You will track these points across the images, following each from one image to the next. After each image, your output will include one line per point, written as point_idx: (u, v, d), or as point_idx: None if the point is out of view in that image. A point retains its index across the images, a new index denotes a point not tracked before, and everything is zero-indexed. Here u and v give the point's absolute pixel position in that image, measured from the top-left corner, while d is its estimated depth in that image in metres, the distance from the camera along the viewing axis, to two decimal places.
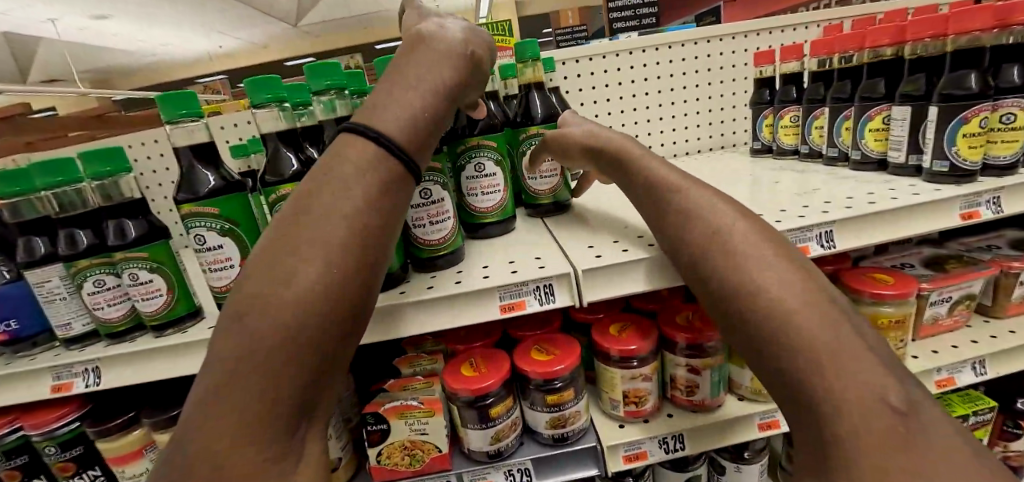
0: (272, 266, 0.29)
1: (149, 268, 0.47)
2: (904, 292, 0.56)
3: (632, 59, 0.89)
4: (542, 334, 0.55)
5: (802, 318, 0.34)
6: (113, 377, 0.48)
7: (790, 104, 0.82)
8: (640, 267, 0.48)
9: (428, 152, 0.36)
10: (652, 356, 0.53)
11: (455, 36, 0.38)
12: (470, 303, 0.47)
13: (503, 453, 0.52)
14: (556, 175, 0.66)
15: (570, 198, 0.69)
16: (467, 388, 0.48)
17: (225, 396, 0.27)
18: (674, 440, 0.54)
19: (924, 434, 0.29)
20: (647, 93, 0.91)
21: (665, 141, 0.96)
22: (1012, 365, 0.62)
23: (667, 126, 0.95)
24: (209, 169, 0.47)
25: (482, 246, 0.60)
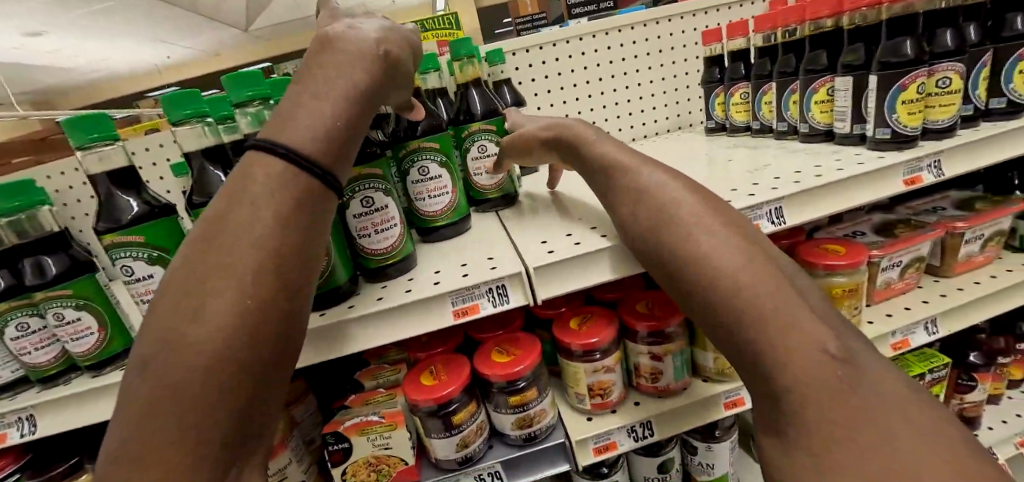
0: (186, 294, 0.28)
1: (75, 305, 0.44)
2: (855, 261, 0.56)
3: (583, 45, 0.88)
4: (502, 335, 0.55)
5: (751, 293, 0.33)
6: (48, 424, 0.45)
7: (740, 80, 0.83)
8: (591, 261, 0.48)
9: (343, 163, 0.35)
10: (614, 346, 0.53)
11: (368, 36, 0.38)
12: (424, 310, 0.46)
13: (473, 458, 0.51)
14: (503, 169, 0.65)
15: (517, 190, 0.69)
16: (428, 398, 0.47)
17: (145, 434, 0.26)
18: (642, 427, 0.54)
19: (873, 388, 0.29)
20: (601, 79, 0.91)
21: (622, 126, 0.96)
22: (963, 321, 0.64)
23: (623, 111, 0.94)
24: (130, 194, 0.44)
25: (436, 250, 0.58)
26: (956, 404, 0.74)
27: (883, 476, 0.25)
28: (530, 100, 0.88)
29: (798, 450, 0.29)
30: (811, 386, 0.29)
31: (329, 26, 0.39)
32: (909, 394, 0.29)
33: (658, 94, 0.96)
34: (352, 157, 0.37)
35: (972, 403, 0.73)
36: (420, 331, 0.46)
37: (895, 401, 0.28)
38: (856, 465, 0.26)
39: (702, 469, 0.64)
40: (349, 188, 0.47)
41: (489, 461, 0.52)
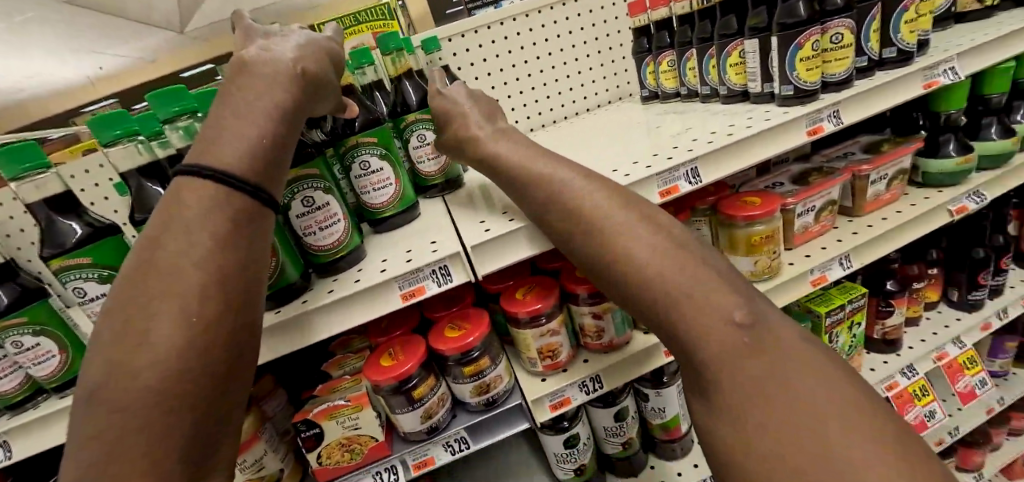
0: (131, 321, 0.30)
1: (33, 332, 0.45)
2: (769, 210, 0.62)
3: (517, 26, 0.90)
4: (456, 311, 0.59)
5: (665, 278, 0.37)
6: (22, 449, 0.47)
7: (665, 49, 0.87)
8: (524, 234, 0.52)
9: (273, 175, 0.38)
10: (557, 310, 0.57)
11: (284, 58, 0.41)
12: (373, 297, 0.49)
13: (439, 429, 0.56)
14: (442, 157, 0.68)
15: (460, 174, 0.72)
16: (387, 378, 0.51)
17: (104, 457, 0.27)
18: (592, 381, 0.59)
19: (774, 345, 0.33)
20: (538, 57, 0.93)
21: (565, 102, 0.99)
22: (873, 254, 0.71)
23: (563, 87, 0.98)
24: (71, 218, 0.45)
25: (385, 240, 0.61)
26: (878, 329, 0.83)
27: (784, 421, 0.29)
28: (471, 84, 0.90)
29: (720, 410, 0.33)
30: (725, 358, 0.33)
31: (245, 48, 0.41)
32: (803, 344, 0.33)
33: (596, 68, 0.99)
34: (285, 165, 0.39)
35: (891, 326, 0.82)
36: (371, 316, 0.49)
37: (791, 352, 0.32)
38: (763, 421, 0.30)
39: (655, 413, 0.71)
40: (290, 190, 0.49)
41: (455, 429, 0.56)
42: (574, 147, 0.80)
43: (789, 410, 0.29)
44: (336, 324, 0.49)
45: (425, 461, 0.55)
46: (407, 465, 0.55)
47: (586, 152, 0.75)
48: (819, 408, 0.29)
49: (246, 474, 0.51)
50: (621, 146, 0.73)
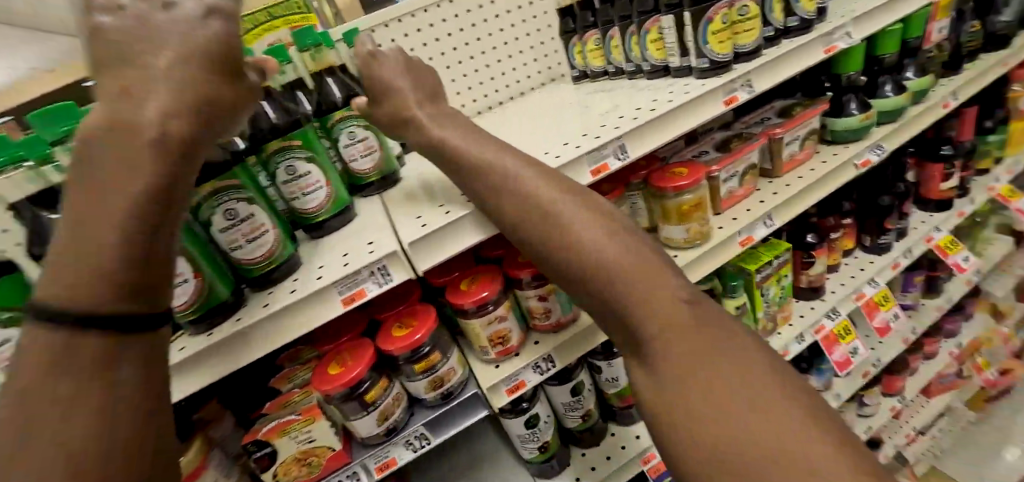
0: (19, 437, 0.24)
1: None
2: (695, 179, 0.65)
3: (443, 11, 0.87)
4: (402, 310, 0.58)
5: (621, 271, 0.38)
6: None
7: (590, 28, 0.88)
8: (461, 225, 0.53)
9: None
10: (503, 296, 0.58)
11: None
12: (310, 306, 0.48)
13: (398, 428, 0.56)
14: (376, 153, 0.66)
15: (397, 170, 0.71)
16: (337, 386, 0.50)
17: None
18: (544, 362, 0.61)
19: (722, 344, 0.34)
20: (467, 43, 0.92)
21: (499, 87, 0.99)
22: (792, 211, 0.77)
23: (496, 72, 0.97)
24: None
25: (321, 245, 0.60)
26: (804, 278, 0.89)
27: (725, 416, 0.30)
28: None
29: (666, 400, 0.34)
30: (675, 350, 0.34)
31: None
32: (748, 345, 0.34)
33: (526, 50, 0.99)
34: None
35: (815, 275, 0.89)
36: (311, 325, 0.48)
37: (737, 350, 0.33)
38: (704, 413, 0.31)
39: (609, 384, 0.74)
40: (209, 203, 0.46)
41: (414, 427, 0.56)
42: (510, 133, 0.80)
43: (734, 402, 0.30)
44: (274, 338, 0.47)
45: (386, 464, 0.55)
46: (369, 469, 0.55)
47: (521, 136, 0.76)
48: (765, 399, 0.30)
49: None
50: (553, 127, 0.74)
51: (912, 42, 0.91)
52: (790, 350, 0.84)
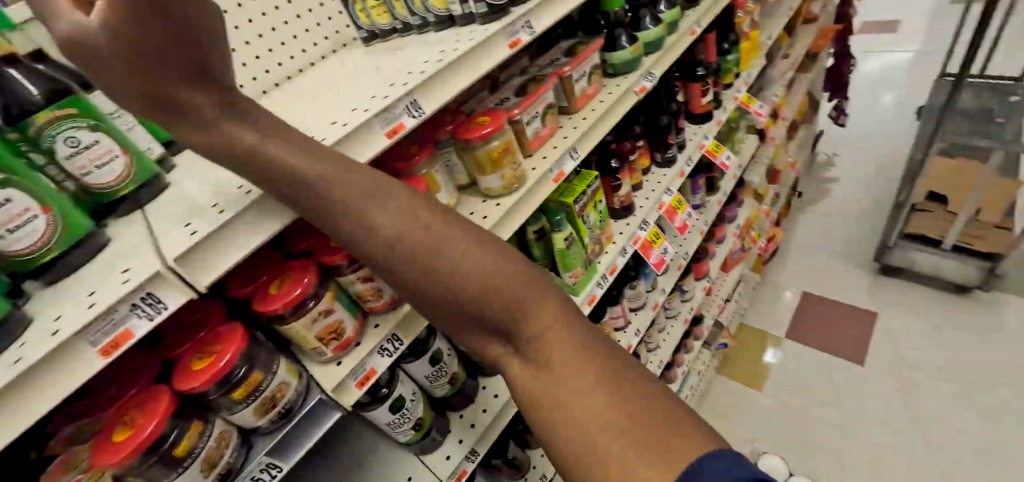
0: None
1: None
2: (498, 126, 0.67)
3: None
4: (201, 338, 0.49)
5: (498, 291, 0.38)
6: None
7: None
8: (243, 221, 0.45)
9: None
10: (322, 290, 0.53)
11: None
12: (54, 378, 0.35)
13: (233, 469, 0.49)
14: (128, 158, 0.47)
15: (160, 173, 0.52)
16: (129, 456, 0.40)
17: None
18: (389, 343, 0.59)
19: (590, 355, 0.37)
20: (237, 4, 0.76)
21: (295, 52, 0.85)
22: (591, 142, 0.84)
23: (284, 36, 0.83)
24: None
25: (58, 292, 0.42)
26: (617, 200, 1.00)
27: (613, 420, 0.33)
28: None
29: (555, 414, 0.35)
30: (558, 365, 0.36)
31: None
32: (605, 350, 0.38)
33: (315, 7, 0.86)
34: None
35: (624, 195, 1.00)
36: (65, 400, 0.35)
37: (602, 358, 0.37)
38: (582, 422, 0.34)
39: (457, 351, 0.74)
40: None
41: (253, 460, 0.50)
42: (297, 108, 0.70)
43: (597, 408, 0.34)
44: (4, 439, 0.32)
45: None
46: None
47: (308, 109, 0.67)
48: (623, 401, 0.34)
49: None
50: (345, 93, 0.68)
51: None
52: (617, 264, 0.95)
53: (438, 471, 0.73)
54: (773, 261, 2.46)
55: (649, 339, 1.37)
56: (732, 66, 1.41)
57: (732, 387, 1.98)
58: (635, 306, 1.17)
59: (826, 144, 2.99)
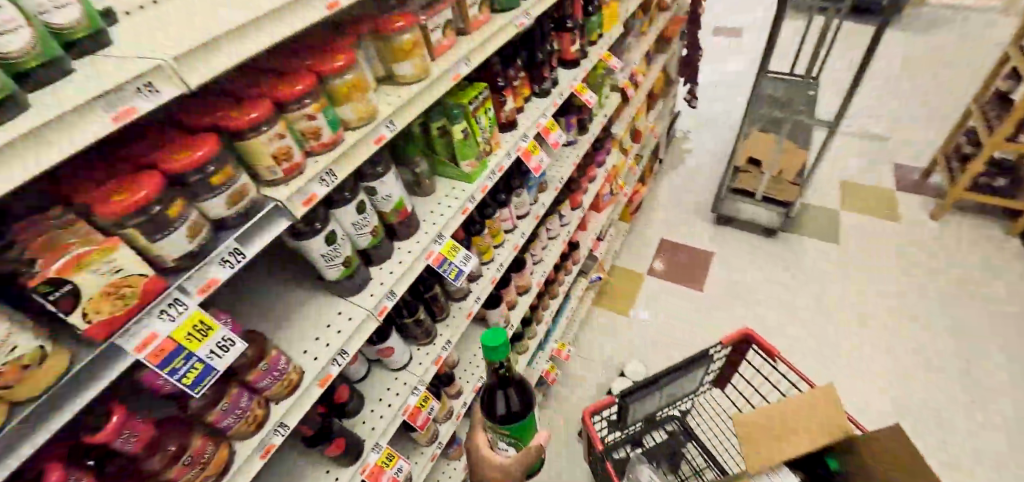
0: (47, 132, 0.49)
1: None
2: (409, 22, 0.87)
3: None
4: (177, 143, 0.65)
5: None
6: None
7: None
8: (169, 72, 0.58)
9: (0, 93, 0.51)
10: (275, 118, 0.71)
11: None
12: (16, 153, 0.47)
13: (204, 250, 0.67)
14: (26, 28, 0.57)
15: (65, 58, 0.62)
16: (120, 207, 0.57)
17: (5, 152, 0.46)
18: (328, 175, 0.79)
19: None
20: None
21: None
22: (479, 56, 1.07)
23: None
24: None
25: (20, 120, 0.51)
26: (503, 115, 1.25)
27: None
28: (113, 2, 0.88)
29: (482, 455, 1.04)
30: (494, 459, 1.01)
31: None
32: None
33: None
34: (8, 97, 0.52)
35: (508, 112, 1.25)
36: (31, 172, 0.48)
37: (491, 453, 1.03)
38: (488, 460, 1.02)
39: (360, 225, 0.92)
40: None
41: (177, 283, 0.64)
42: (189, 8, 0.81)
43: None
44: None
45: (205, 376, 0.67)
46: (186, 293, 0.65)
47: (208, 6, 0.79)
48: None
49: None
50: None
51: None
52: (503, 164, 1.22)
53: (361, 304, 0.95)
54: (640, 215, 3.10)
55: (534, 253, 1.68)
56: (596, 27, 1.60)
57: (605, 314, 2.60)
58: (518, 215, 1.48)
59: (682, 126, 3.79)
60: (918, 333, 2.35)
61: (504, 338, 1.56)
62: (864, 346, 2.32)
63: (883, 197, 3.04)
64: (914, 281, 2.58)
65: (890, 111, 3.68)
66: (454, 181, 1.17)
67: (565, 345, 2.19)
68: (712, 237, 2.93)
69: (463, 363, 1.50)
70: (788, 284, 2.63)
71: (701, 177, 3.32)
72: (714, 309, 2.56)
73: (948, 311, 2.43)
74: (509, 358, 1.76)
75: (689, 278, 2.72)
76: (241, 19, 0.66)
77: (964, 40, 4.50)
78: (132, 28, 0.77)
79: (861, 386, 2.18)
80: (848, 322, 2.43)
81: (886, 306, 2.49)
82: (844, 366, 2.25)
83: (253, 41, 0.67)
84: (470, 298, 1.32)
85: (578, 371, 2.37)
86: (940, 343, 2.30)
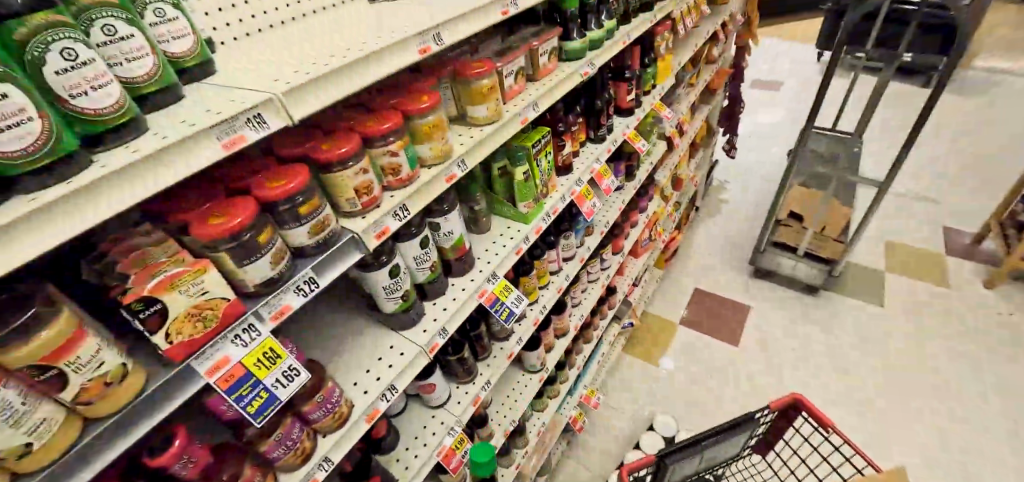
0: (164, 161, 0.52)
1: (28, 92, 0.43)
2: (489, 68, 0.90)
3: None
4: (269, 172, 0.67)
5: None
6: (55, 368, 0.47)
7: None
8: (276, 106, 0.61)
9: (123, 121, 0.53)
10: (362, 153, 0.72)
11: (111, 99, 0.52)
12: (138, 175, 0.50)
13: (285, 277, 0.66)
14: (151, 57, 0.60)
15: (178, 86, 0.65)
16: (217, 231, 0.58)
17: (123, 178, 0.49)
18: (401, 210, 0.80)
19: None
20: (268, 12, 1.04)
21: (255, 13, 1.01)
22: (547, 102, 1.09)
23: (266, 21, 1.03)
24: (87, 131, 0.51)
25: (139, 144, 0.53)
26: (560, 159, 1.26)
27: None
28: (213, 35, 0.94)
29: None
30: None
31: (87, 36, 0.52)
32: None
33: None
34: (131, 124, 0.54)
35: (566, 156, 1.26)
36: (150, 193, 0.51)
37: None
38: None
39: (421, 260, 0.92)
40: (38, 43, 0.46)
41: (254, 308, 0.63)
42: (288, 45, 0.86)
43: None
44: (91, 210, 0.47)
45: (268, 406, 0.66)
46: (261, 318, 0.65)
47: (305, 46, 0.83)
48: None
49: (87, 374, 0.49)
50: (356, 36, 0.84)
51: None
52: (557, 207, 1.22)
53: (414, 339, 0.94)
54: (673, 261, 3.06)
55: (575, 296, 1.66)
56: (651, 78, 1.63)
57: (635, 361, 2.53)
58: (565, 258, 1.47)
59: (719, 174, 3.77)
60: (970, 411, 2.22)
61: (538, 380, 1.52)
62: (915, 423, 2.18)
63: (930, 261, 2.93)
64: (966, 354, 2.44)
65: (936, 172, 3.59)
66: (510, 221, 1.18)
67: (594, 392, 2.11)
68: (748, 290, 2.86)
69: (496, 404, 1.46)
70: (830, 347, 2.52)
71: (738, 226, 3.27)
72: (750, 365, 2.47)
73: (1004, 389, 2.29)
74: (539, 401, 1.72)
75: (724, 331, 2.64)
76: (343, 60, 0.69)
77: (1013, 101, 4.41)
78: (233, 60, 0.81)
79: (909, 464, 2.05)
80: (895, 393, 2.29)
81: (936, 378, 2.35)
82: (890, 442, 2.13)
83: (355, 81, 0.69)
84: (512, 339, 1.31)
85: (605, 419, 2.29)
86: (996, 425, 2.16)
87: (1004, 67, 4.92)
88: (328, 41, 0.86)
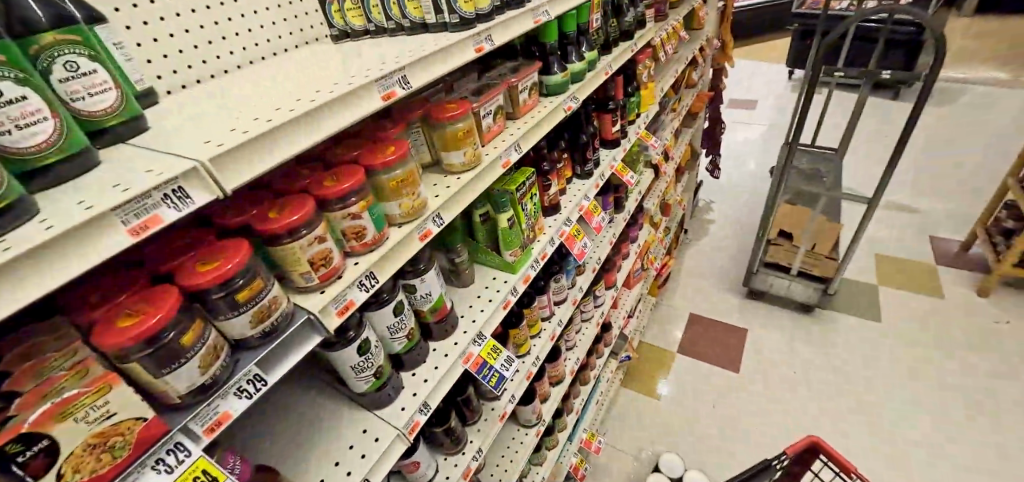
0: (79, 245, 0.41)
1: None
2: (463, 110, 0.80)
3: (201, 34, 0.90)
4: (201, 250, 0.56)
5: None
6: None
7: (359, 32, 1.00)
8: (202, 174, 0.50)
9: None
10: (316, 220, 0.61)
11: None
12: (31, 270, 0.38)
13: (219, 380, 0.54)
14: (51, 120, 0.48)
15: (90, 151, 0.54)
16: (129, 339, 0.46)
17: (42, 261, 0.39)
18: (368, 279, 0.69)
19: None
20: (223, 55, 0.94)
21: (207, 58, 0.92)
22: (530, 141, 1.00)
23: (219, 65, 0.94)
24: None
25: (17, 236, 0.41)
26: (546, 198, 1.17)
27: None
28: (155, 83, 0.84)
29: None
30: None
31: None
32: None
33: (278, 23, 1.03)
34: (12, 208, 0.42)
35: (552, 195, 1.18)
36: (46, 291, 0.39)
37: None
38: None
39: (396, 330, 0.81)
40: None
41: (182, 424, 0.51)
42: (257, 86, 0.77)
43: None
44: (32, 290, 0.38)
45: None
46: (189, 435, 0.52)
47: (258, 94, 0.74)
48: None
49: None
50: (314, 82, 0.74)
51: (582, 25, 1.20)
52: (546, 251, 1.12)
53: (391, 421, 0.81)
54: (666, 287, 2.97)
55: (568, 338, 1.55)
56: (634, 107, 1.57)
57: (634, 395, 2.40)
58: (556, 301, 1.36)
59: (703, 194, 3.74)
60: (987, 427, 2.11)
61: (535, 436, 1.39)
62: (932, 444, 2.07)
63: (921, 271, 2.89)
64: (972, 366, 2.36)
65: (916, 182, 3.61)
66: (496, 271, 1.08)
67: (595, 435, 1.98)
68: (744, 313, 2.78)
69: (490, 469, 1.32)
70: (835, 368, 2.42)
71: (728, 246, 3.21)
72: (753, 391, 2.35)
73: (1015, 401, 2.20)
74: (536, 455, 1.58)
75: (723, 357, 2.53)
76: (292, 113, 0.59)
77: (979, 108, 4.51)
78: (172, 115, 0.71)
79: None
80: (906, 414, 2.19)
81: (946, 394, 2.25)
82: (910, 468, 2.01)
83: (306, 135, 0.60)
84: (504, 398, 1.18)
85: (607, 461, 2.14)
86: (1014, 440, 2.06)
87: (964, 76, 5.08)
88: (278, 88, 0.75)
